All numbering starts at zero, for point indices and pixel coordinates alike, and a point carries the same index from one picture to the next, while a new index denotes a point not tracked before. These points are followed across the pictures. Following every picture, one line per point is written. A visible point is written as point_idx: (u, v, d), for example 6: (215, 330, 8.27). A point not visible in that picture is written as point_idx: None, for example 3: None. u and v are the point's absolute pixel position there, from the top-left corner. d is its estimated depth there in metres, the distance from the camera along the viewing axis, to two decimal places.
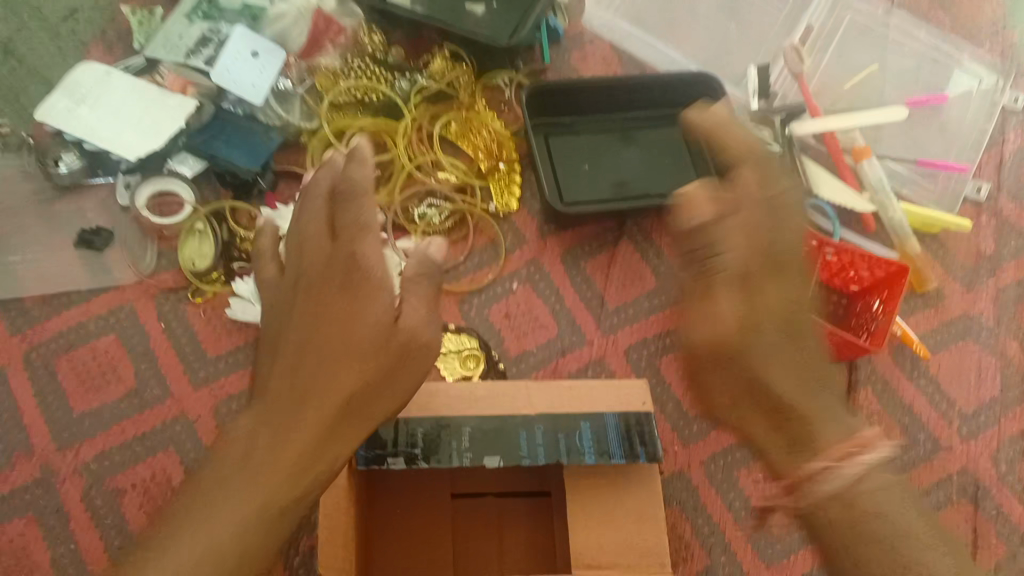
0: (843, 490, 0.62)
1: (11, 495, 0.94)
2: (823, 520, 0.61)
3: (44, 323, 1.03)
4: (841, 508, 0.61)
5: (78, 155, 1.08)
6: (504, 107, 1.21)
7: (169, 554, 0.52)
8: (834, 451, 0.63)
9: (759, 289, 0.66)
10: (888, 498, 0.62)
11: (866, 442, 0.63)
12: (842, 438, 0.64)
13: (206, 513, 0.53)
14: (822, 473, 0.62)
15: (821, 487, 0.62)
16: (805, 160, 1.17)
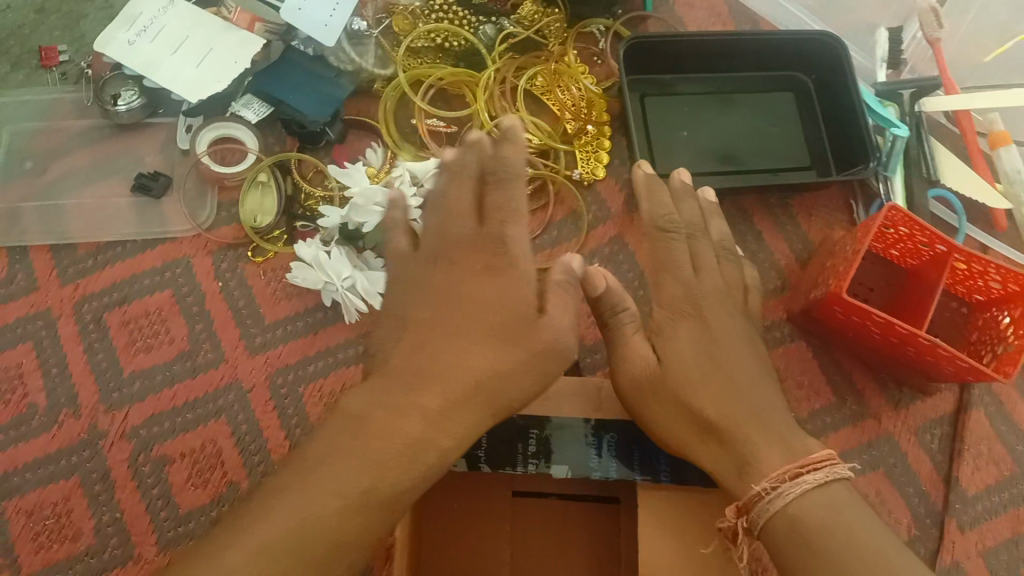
0: (786, 512, 0.65)
1: (58, 455, 0.91)
2: (779, 550, 0.64)
3: (96, 273, 0.97)
4: (786, 529, 0.64)
5: (138, 92, 1.01)
6: (596, 60, 1.09)
7: (266, 522, 0.58)
8: (777, 474, 0.66)
9: (683, 330, 0.77)
10: (837, 514, 0.63)
11: (809, 462, 0.66)
12: (788, 462, 0.67)
13: (315, 479, 0.60)
14: (764, 497, 0.66)
15: (769, 510, 0.65)
16: (932, 143, 1.04)
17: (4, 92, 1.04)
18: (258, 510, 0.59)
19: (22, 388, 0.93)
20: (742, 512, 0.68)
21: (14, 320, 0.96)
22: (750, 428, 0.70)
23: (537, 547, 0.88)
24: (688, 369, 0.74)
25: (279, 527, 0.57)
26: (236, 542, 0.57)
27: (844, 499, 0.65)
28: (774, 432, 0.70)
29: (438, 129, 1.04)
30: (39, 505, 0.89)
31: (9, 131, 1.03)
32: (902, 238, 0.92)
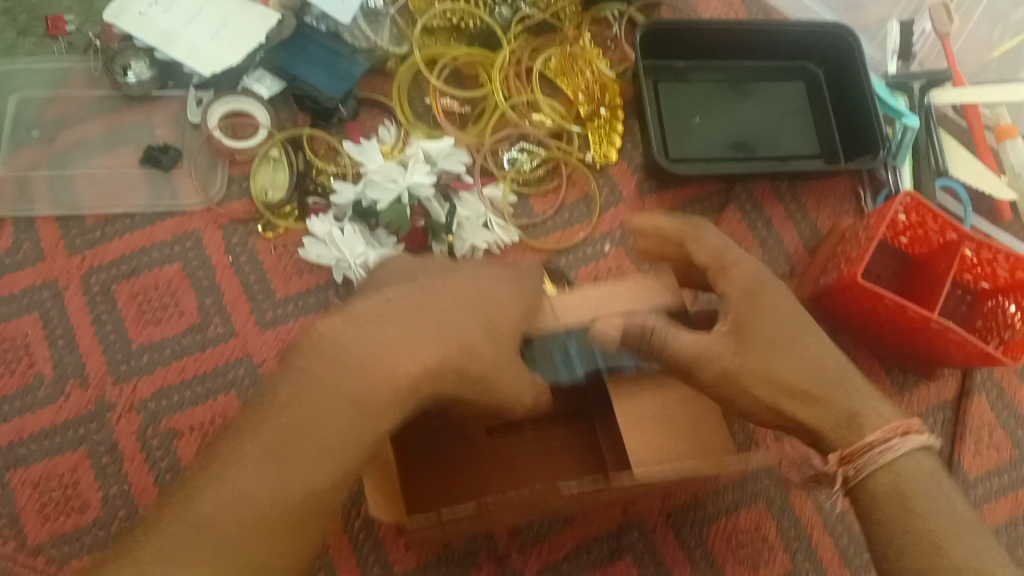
0: (894, 468, 0.63)
1: (64, 427, 0.90)
2: (883, 503, 0.63)
3: (105, 244, 0.96)
4: (892, 487, 0.63)
5: (149, 63, 1.00)
6: (610, 45, 1.10)
7: (241, 456, 0.54)
8: (889, 427, 0.64)
9: (764, 302, 0.68)
10: (933, 482, 0.63)
11: (916, 424, 0.64)
12: (894, 421, 0.65)
13: (263, 456, 0.54)
14: (874, 447, 0.63)
15: (879, 462, 0.63)
16: (941, 135, 1.05)
17: (11, 60, 1.03)
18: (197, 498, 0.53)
19: (29, 358, 0.92)
20: (844, 462, 0.64)
21: (21, 290, 0.94)
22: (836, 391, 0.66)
23: (526, 482, 0.81)
24: (770, 340, 0.67)
25: (228, 519, 0.53)
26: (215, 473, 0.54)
27: (937, 470, 0.64)
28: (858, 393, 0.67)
29: (452, 108, 1.04)
30: (44, 477, 0.88)
31: (17, 99, 1.02)
32: (914, 227, 0.92)
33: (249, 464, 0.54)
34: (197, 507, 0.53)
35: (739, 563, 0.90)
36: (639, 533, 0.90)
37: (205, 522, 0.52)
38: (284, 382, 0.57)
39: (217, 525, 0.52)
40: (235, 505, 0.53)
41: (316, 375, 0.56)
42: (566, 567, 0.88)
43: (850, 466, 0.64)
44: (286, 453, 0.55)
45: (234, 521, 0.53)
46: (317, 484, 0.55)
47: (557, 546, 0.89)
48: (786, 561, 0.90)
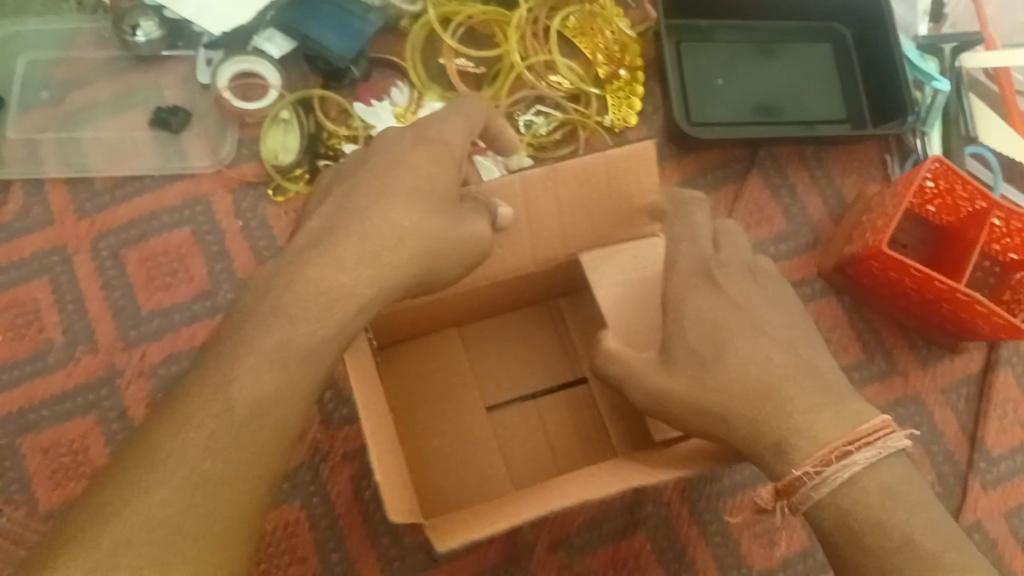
0: (837, 501, 0.54)
1: (75, 392, 0.89)
2: (833, 539, 0.55)
3: (114, 208, 0.95)
4: (835, 521, 0.54)
5: (158, 23, 0.98)
6: (631, 3, 1.06)
7: (199, 406, 0.48)
8: (820, 454, 0.54)
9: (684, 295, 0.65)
10: (892, 503, 0.53)
11: (858, 436, 0.54)
12: (832, 434, 0.55)
13: (168, 458, 0.47)
14: (806, 485, 0.54)
15: (816, 498, 0.54)
16: (971, 99, 1.01)
17: (20, 20, 1.00)
18: (97, 500, 0.46)
19: (39, 323, 0.91)
20: (780, 495, 0.56)
21: (31, 254, 0.93)
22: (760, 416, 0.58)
23: (529, 454, 0.80)
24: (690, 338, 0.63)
25: (128, 524, 0.45)
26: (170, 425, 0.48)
27: (896, 481, 0.54)
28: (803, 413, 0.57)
29: (466, 69, 1.01)
30: (54, 443, 0.88)
31: (24, 60, 1.00)
32: (942, 195, 0.89)
33: (151, 466, 0.47)
34: (95, 509, 0.46)
35: (755, 538, 0.88)
36: (654, 507, 0.89)
37: (159, 475, 0.46)
38: (199, 369, 0.51)
39: (118, 534, 0.45)
40: (134, 508, 0.45)
41: (231, 366, 0.50)
42: (579, 540, 0.87)
43: (786, 501, 0.56)
44: (193, 452, 0.47)
45: (136, 527, 0.45)
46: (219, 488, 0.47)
47: (570, 517, 0.87)
48: (802, 537, 0.89)
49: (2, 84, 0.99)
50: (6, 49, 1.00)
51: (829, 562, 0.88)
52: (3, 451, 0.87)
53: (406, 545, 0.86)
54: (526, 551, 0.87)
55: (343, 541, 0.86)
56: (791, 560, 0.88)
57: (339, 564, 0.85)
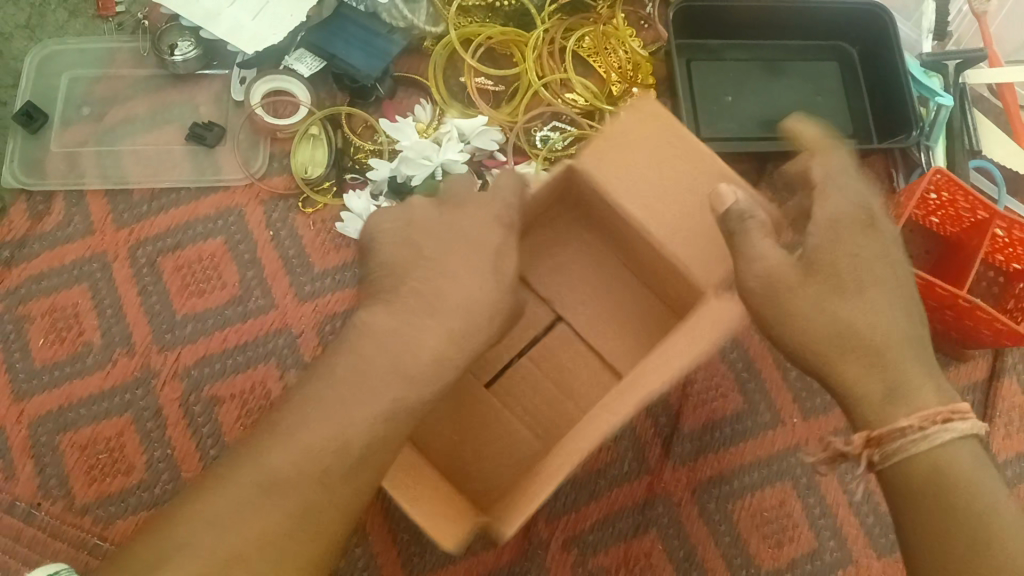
0: (928, 457, 0.57)
1: (112, 392, 0.93)
2: (909, 491, 0.58)
3: (151, 219, 1.00)
4: (927, 477, 0.57)
5: (194, 43, 1.03)
6: (643, 24, 1.11)
7: (303, 426, 0.55)
8: (927, 412, 0.57)
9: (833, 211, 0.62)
10: (976, 468, 0.57)
11: (960, 408, 0.58)
12: (935, 401, 0.58)
13: (281, 479, 0.54)
14: (912, 434, 0.57)
15: (912, 451, 0.57)
16: (975, 115, 1.04)
17: (62, 40, 1.06)
18: (205, 507, 0.53)
19: (78, 327, 0.96)
20: (873, 443, 0.58)
21: (71, 261, 0.98)
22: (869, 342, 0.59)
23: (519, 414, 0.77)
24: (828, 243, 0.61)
25: (234, 538, 0.52)
26: (278, 439, 0.55)
27: (979, 451, 0.58)
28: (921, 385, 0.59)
29: (486, 87, 1.07)
30: (92, 440, 0.92)
31: (67, 78, 1.05)
32: (945, 205, 0.92)
33: (260, 485, 0.54)
34: (201, 515, 0.53)
35: (763, 539, 0.91)
36: (665, 508, 0.91)
37: (271, 480, 0.54)
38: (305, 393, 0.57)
39: (222, 545, 0.52)
40: (245, 523, 0.53)
41: (356, 399, 0.56)
42: (592, 539, 0.90)
43: (875, 450, 0.58)
44: (303, 480, 0.54)
45: (244, 541, 0.52)
46: (317, 518, 0.54)
47: (581, 517, 0.91)
48: (811, 539, 0.91)
49: (46, 101, 1.04)
50: (49, 68, 1.05)
51: (837, 563, 0.90)
52: (43, 448, 0.92)
53: (425, 542, 0.90)
54: (540, 548, 0.90)
55: (367, 538, 0.89)
56: (798, 561, 0.90)
57: (361, 558, 0.89)
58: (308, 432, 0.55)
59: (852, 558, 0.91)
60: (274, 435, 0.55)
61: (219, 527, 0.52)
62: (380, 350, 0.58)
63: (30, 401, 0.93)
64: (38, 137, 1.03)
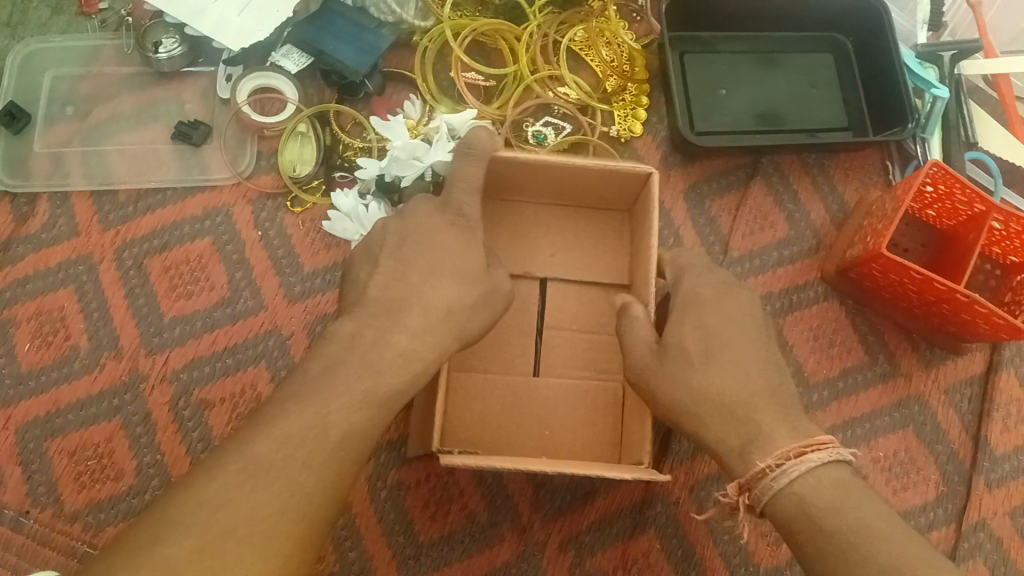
0: (792, 491, 0.62)
1: (99, 397, 0.92)
2: (788, 526, 0.62)
3: (137, 220, 0.98)
4: (794, 507, 0.62)
5: (179, 40, 1.02)
6: (636, 17, 1.10)
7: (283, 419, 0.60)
8: (780, 452, 0.63)
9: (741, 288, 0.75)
10: (844, 495, 0.61)
11: (814, 440, 0.63)
12: (792, 441, 0.64)
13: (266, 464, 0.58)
14: (768, 474, 0.63)
15: (774, 488, 0.63)
16: (970, 106, 1.03)
17: (45, 38, 1.04)
18: (200, 489, 0.56)
19: (65, 331, 0.94)
20: (744, 489, 0.66)
21: (56, 264, 0.96)
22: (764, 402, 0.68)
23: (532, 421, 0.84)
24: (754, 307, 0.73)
25: (227, 514, 0.55)
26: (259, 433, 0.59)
27: (849, 479, 0.62)
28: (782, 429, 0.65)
29: (476, 82, 1.05)
30: (79, 446, 0.90)
31: (50, 76, 1.03)
32: (941, 199, 0.91)
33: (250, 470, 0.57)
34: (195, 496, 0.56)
35: (762, 537, 0.90)
36: (662, 506, 0.91)
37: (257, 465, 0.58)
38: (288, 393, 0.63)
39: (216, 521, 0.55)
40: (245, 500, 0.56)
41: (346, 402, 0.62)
42: (589, 539, 0.89)
43: (748, 494, 0.65)
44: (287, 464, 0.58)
45: (231, 518, 0.55)
46: (304, 500, 0.58)
47: (578, 518, 0.90)
48: None
49: (29, 100, 1.03)
50: (32, 66, 1.03)
51: None
52: (30, 454, 0.90)
53: (420, 545, 0.89)
54: (536, 550, 0.89)
55: (360, 540, 0.88)
56: (797, 558, 0.90)
57: (355, 563, 0.88)
58: (290, 424, 0.60)
59: None
60: (258, 429, 0.60)
61: (212, 506, 0.55)
62: (352, 351, 0.65)
63: (16, 407, 0.92)
64: (21, 137, 1.01)
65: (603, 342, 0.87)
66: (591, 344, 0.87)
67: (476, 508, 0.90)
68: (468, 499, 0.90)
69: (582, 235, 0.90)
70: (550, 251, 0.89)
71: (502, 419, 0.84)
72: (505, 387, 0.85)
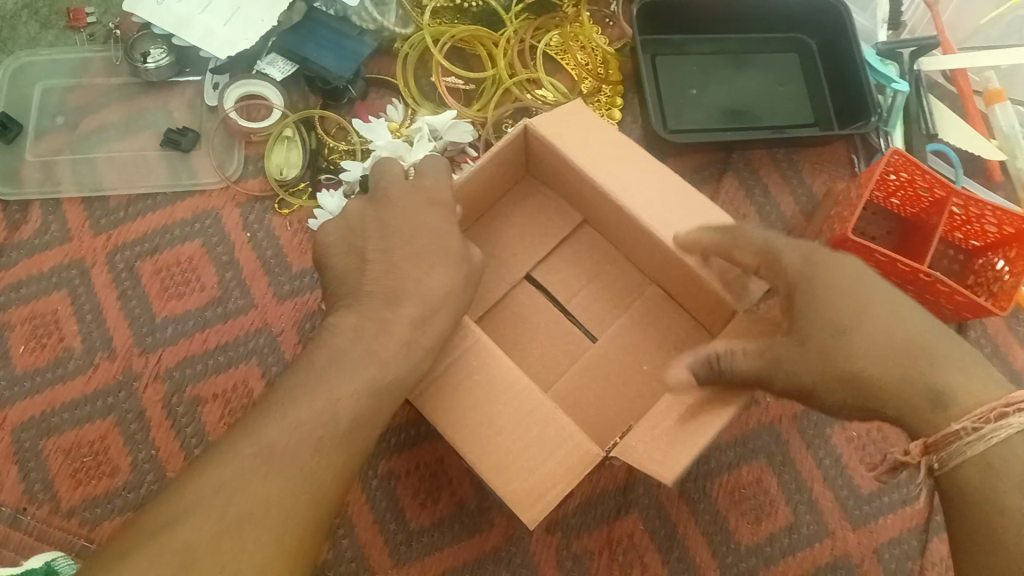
0: (984, 458, 0.57)
1: (93, 396, 0.94)
2: (964, 492, 0.58)
3: (128, 224, 1.01)
4: (981, 477, 0.57)
5: (166, 50, 1.05)
6: (608, 22, 1.14)
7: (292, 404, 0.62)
8: (980, 411, 0.57)
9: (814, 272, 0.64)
10: None
11: (1017, 400, 0.56)
12: (987, 398, 0.58)
13: (280, 450, 0.60)
14: (962, 437, 0.57)
15: (966, 454, 0.58)
16: (932, 100, 1.08)
17: (34, 51, 1.07)
18: (218, 471, 0.58)
19: (58, 333, 0.96)
20: (928, 449, 0.59)
21: (49, 269, 0.99)
22: (894, 377, 0.60)
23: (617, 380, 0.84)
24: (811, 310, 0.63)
25: (244, 498, 0.57)
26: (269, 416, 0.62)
27: None
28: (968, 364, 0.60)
29: (456, 86, 1.09)
30: (75, 444, 0.92)
31: (40, 87, 1.06)
32: (904, 185, 0.95)
33: (262, 455, 0.60)
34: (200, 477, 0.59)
35: (742, 515, 0.93)
36: (645, 489, 0.93)
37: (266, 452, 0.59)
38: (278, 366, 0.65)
39: (235, 506, 0.57)
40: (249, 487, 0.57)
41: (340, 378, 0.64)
42: (575, 522, 0.92)
43: (934, 456, 0.59)
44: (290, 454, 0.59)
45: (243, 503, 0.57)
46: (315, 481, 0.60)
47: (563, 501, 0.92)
48: (788, 513, 0.94)
49: (20, 112, 1.05)
50: (22, 79, 1.06)
51: (813, 535, 0.93)
52: (27, 453, 0.92)
53: (411, 531, 0.91)
54: (524, 535, 0.91)
55: (352, 528, 0.91)
56: (777, 535, 0.93)
57: (348, 550, 0.90)
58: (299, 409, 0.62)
59: (829, 532, 0.93)
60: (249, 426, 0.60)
61: (227, 493, 0.58)
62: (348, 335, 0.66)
63: (12, 408, 0.93)
64: (12, 147, 1.03)
65: (610, 272, 0.91)
66: (605, 282, 0.90)
67: (465, 495, 0.92)
68: (457, 486, 0.92)
69: (518, 213, 0.92)
70: (513, 250, 0.90)
71: (604, 390, 0.84)
72: (581, 369, 0.85)
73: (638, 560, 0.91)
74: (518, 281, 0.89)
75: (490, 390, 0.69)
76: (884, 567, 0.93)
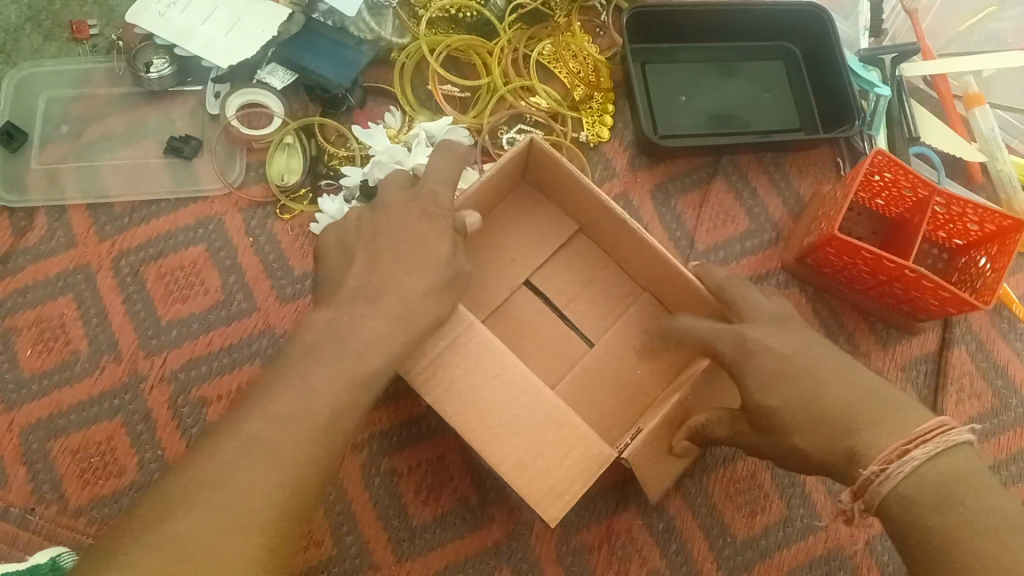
0: (899, 493, 0.63)
1: (100, 398, 0.96)
2: (899, 526, 0.63)
3: (132, 231, 1.03)
4: (900, 508, 0.62)
5: (169, 60, 1.07)
6: (598, 32, 1.17)
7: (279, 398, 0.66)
8: (884, 454, 0.64)
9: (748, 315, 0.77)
10: (950, 491, 0.61)
11: (914, 436, 0.63)
12: (894, 440, 0.65)
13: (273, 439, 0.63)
14: (874, 479, 0.63)
15: (881, 491, 0.64)
16: (913, 104, 1.11)
17: (38, 62, 1.09)
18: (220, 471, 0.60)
19: (64, 337, 0.98)
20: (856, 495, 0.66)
21: (55, 274, 1.01)
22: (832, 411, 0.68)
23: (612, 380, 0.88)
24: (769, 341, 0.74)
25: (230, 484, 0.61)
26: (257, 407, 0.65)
27: (955, 472, 0.62)
28: (880, 415, 0.67)
29: (452, 94, 1.11)
30: (82, 445, 0.94)
31: (44, 97, 1.08)
32: (888, 186, 0.98)
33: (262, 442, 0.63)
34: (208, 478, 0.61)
35: (737, 509, 0.96)
36: (642, 484, 0.96)
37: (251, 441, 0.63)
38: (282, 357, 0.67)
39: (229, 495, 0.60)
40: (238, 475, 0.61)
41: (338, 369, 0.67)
42: (574, 517, 0.94)
43: (862, 500, 0.65)
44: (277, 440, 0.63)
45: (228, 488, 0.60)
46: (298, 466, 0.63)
47: None
48: (782, 506, 0.96)
49: (24, 121, 1.07)
50: (26, 90, 1.08)
51: (807, 527, 0.95)
52: (35, 454, 0.93)
53: (414, 527, 0.93)
54: (524, 530, 0.93)
55: (356, 525, 0.92)
56: (771, 528, 0.95)
57: (353, 546, 0.92)
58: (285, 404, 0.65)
59: (822, 524, 0.96)
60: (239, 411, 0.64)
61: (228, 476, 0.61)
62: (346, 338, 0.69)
63: (20, 410, 0.95)
64: (17, 155, 1.05)
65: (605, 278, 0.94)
66: (600, 288, 0.93)
67: (466, 491, 0.94)
68: (458, 483, 0.94)
69: (515, 219, 0.94)
70: (510, 256, 0.92)
71: (604, 391, 0.87)
72: (585, 371, 0.88)
73: (636, 553, 0.94)
74: (517, 286, 0.92)
75: (504, 387, 0.73)
76: (875, 557, 0.95)
